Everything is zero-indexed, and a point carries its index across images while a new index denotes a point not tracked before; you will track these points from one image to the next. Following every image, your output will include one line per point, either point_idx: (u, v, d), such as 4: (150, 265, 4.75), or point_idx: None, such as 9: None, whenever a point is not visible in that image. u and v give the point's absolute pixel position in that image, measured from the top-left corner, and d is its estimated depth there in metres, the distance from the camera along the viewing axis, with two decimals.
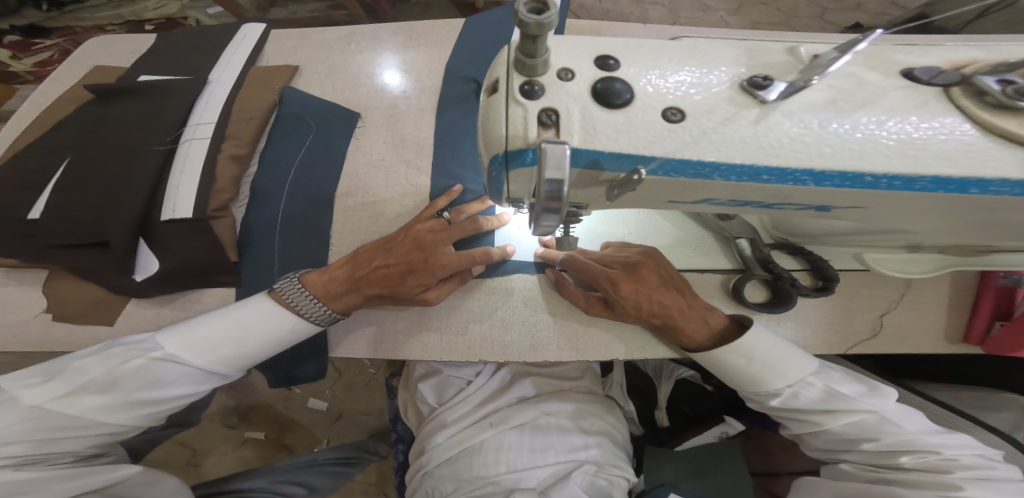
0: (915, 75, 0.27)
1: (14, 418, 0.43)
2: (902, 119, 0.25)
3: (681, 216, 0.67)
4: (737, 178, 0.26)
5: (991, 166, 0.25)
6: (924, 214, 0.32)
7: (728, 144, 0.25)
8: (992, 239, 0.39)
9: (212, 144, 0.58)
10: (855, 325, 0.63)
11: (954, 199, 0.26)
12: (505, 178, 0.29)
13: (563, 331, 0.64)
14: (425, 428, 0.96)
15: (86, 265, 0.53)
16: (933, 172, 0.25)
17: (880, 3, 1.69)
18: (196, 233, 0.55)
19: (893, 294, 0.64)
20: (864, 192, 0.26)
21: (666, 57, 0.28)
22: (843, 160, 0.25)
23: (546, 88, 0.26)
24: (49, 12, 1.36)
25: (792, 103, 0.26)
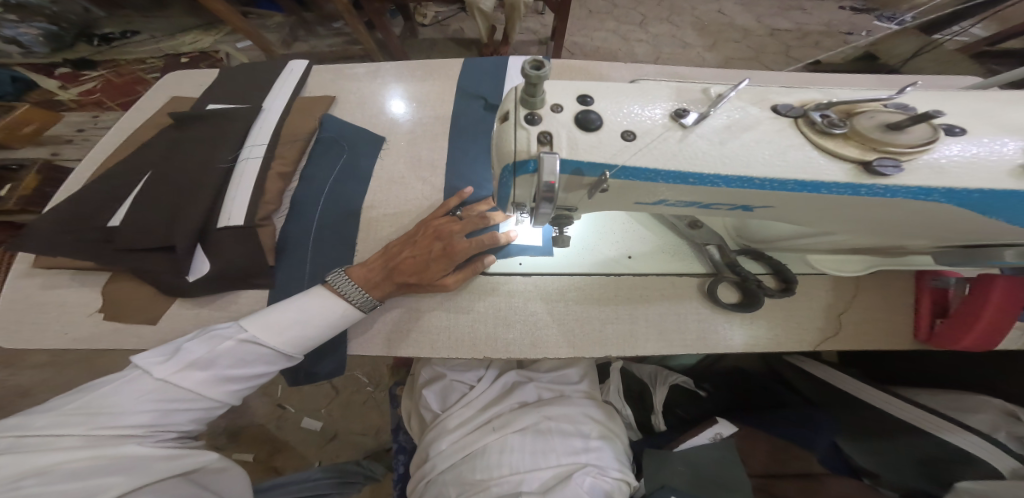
0: (777, 110, 0.38)
1: (148, 390, 0.53)
2: (775, 139, 0.36)
3: (661, 227, 0.78)
4: (673, 181, 0.36)
5: (826, 173, 0.35)
6: (834, 214, 0.42)
7: (663, 157, 0.35)
8: (893, 239, 0.49)
9: (264, 162, 0.68)
10: (817, 324, 0.71)
11: (819, 197, 0.37)
12: (513, 183, 0.39)
13: (562, 328, 0.72)
14: (429, 433, 1.01)
15: (149, 266, 0.62)
16: (794, 177, 0.35)
17: (834, 41, 1.91)
18: (246, 238, 0.64)
19: (846, 295, 0.73)
20: (758, 193, 0.37)
21: (626, 94, 0.38)
22: (736, 168, 0.35)
23: (543, 117, 0.36)
24: (98, 47, 1.58)
25: (704, 128, 0.36)
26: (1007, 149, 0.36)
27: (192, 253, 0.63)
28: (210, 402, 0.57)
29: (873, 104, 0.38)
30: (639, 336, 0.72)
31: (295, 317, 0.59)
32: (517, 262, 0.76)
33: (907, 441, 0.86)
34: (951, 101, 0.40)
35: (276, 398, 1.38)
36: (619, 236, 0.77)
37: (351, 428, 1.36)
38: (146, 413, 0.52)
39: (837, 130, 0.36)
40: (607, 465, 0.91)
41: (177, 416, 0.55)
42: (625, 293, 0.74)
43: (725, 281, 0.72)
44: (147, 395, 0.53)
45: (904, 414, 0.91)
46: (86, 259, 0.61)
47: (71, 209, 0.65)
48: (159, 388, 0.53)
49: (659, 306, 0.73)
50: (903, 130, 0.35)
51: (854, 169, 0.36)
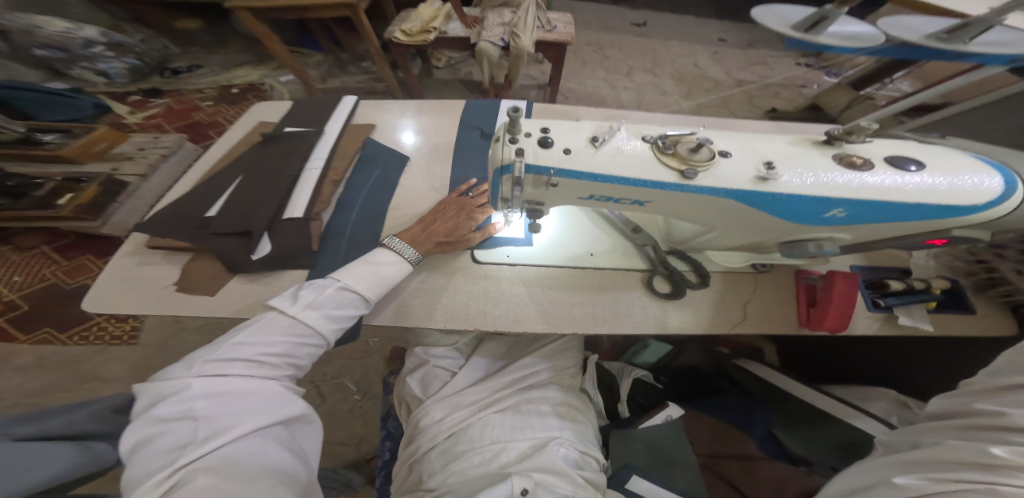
0: (649, 138, 0.61)
1: (283, 325, 0.70)
2: (651, 158, 0.59)
3: (614, 232, 1.00)
4: (591, 179, 0.59)
5: (665, 175, 0.58)
6: (704, 210, 0.63)
7: (586, 164, 0.58)
8: (755, 238, 0.70)
9: (321, 173, 0.92)
10: (732, 311, 0.90)
11: (664, 193, 0.60)
12: (499, 180, 0.61)
13: (537, 307, 0.90)
14: (415, 413, 1.14)
15: (226, 248, 0.81)
16: (654, 179, 0.58)
17: (790, 93, 2.25)
18: (304, 225, 0.85)
19: (751, 287, 0.94)
20: (641, 189, 0.59)
21: (569, 126, 0.61)
22: (624, 174, 0.58)
23: (519, 139, 0.59)
24: (167, 79, 2.38)
25: (611, 148, 0.59)
26: (757, 168, 0.59)
27: (259, 237, 0.81)
28: (319, 340, 0.73)
29: (691, 138, 0.61)
30: (599, 318, 0.89)
31: (371, 268, 0.78)
32: (505, 254, 0.98)
33: (832, 430, 1.03)
34: (756, 138, 0.63)
35: None
36: (582, 238, 0.99)
37: (334, 438, 1.52)
38: (279, 347, 0.69)
39: (666, 150, 0.59)
40: (579, 442, 1.04)
41: (300, 348, 0.71)
42: (587, 281, 0.95)
43: (659, 275, 0.94)
44: (281, 329, 0.70)
45: (820, 403, 1.09)
46: (184, 238, 0.82)
47: (178, 204, 0.88)
48: (289, 324, 0.70)
49: (612, 293, 0.93)
50: (699, 152, 0.58)
51: (677, 175, 0.58)
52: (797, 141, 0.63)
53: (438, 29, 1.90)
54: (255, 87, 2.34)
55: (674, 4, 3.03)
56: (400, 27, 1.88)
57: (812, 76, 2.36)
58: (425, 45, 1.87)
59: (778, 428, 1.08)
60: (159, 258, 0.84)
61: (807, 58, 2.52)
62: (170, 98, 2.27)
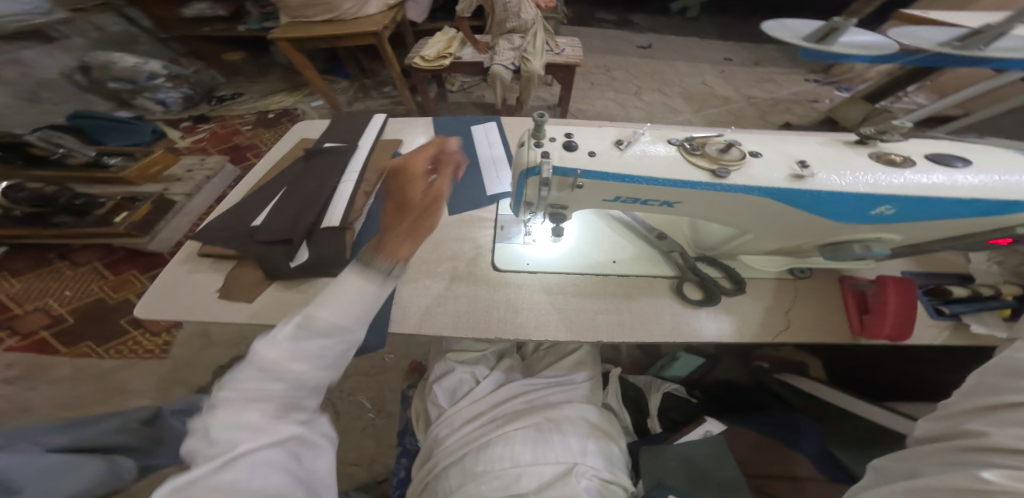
0: (674, 141, 0.63)
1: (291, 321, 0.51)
2: (676, 159, 0.61)
3: (638, 239, 1.01)
4: (619, 179, 0.60)
5: (694, 174, 0.60)
6: (731, 211, 0.64)
7: (611, 164, 0.60)
8: (783, 239, 0.71)
9: (356, 184, 0.98)
10: (770, 320, 0.88)
11: (695, 193, 0.61)
12: (525, 184, 0.64)
13: (560, 315, 0.90)
14: (437, 425, 1.13)
15: (269, 254, 0.85)
16: (681, 178, 0.60)
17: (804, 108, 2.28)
18: (341, 232, 0.89)
19: (787, 296, 0.92)
20: (669, 188, 0.60)
21: (592, 131, 0.64)
22: (651, 173, 0.60)
23: (544, 143, 0.62)
24: (215, 107, 2.61)
25: (637, 150, 0.61)
26: (791, 167, 0.61)
27: (298, 244, 0.85)
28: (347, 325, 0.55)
29: (718, 139, 0.63)
30: (625, 325, 0.88)
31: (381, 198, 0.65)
32: (525, 262, 0.98)
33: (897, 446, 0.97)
34: (787, 141, 0.66)
35: None
36: (606, 246, 1.00)
37: (346, 456, 1.49)
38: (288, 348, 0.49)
39: (695, 151, 0.61)
40: (601, 468, 0.99)
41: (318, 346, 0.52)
42: (611, 288, 0.95)
43: (688, 282, 0.93)
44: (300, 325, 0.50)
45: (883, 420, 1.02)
46: (232, 246, 0.88)
47: (227, 215, 0.94)
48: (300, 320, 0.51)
49: (638, 300, 0.92)
50: (730, 152, 0.60)
51: (710, 175, 0.60)
52: (831, 143, 0.66)
53: (454, 55, 2.02)
54: (290, 112, 2.51)
55: (679, 27, 3.14)
56: (419, 53, 1.99)
57: (824, 91, 2.40)
58: (442, 69, 1.98)
59: (838, 449, 1.02)
60: (207, 265, 0.88)
61: (814, 75, 2.57)
62: (217, 123, 2.45)
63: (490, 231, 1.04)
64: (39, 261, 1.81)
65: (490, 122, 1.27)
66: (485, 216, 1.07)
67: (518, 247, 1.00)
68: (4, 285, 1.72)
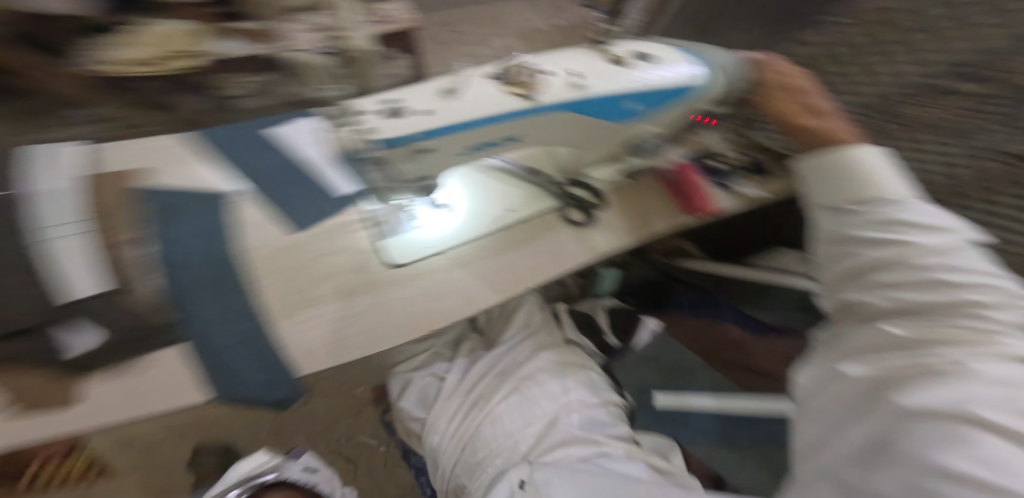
0: (463, 74, 0.61)
1: None
2: (485, 93, 0.57)
3: (518, 182, 0.95)
4: (436, 134, 0.55)
5: (497, 106, 0.57)
6: (542, 130, 0.64)
7: (418, 122, 0.55)
8: (594, 145, 0.72)
9: (85, 224, 0.64)
10: (631, 221, 0.97)
11: (523, 120, 0.59)
12: (358, 166, 0.63)
13: (477, 280, 0.85)
14: (426, 439, 1.10)
15: (21, 351, 0.62)
16: (496, 111, 0.57)
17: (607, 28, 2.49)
18: (114, 299, 0.63)
19: (647, 193, 1.01)
20: (488, 125, 0.57)
21: (391, 91, 0.60)
22: (452, 116, 0.55)
23: (348, 118, 0.59)
24: None
25: (429, 97, 0.58)
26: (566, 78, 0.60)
27: (66, 330, 0.62)
28: None
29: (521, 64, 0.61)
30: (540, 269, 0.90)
31: None
32: (427, 244, 0.84)
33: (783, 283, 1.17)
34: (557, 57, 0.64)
35: None
36: (499, 196, 0.92)
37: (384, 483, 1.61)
38: None
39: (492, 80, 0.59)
40: (589, 397, 1.05)
41: None
42: (513, 239, 0.90)
43: (570, 209, 0.95)
44: None
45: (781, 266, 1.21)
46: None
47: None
48: None
49: (539, 242, 0.92)
50: (536, 79, 0.59)
51: (523, 99, 0.58)
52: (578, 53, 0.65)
53: None
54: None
55: None
56: None
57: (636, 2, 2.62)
58: None
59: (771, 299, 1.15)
60: None
61: None
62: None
63: (365, 232, 0.82)
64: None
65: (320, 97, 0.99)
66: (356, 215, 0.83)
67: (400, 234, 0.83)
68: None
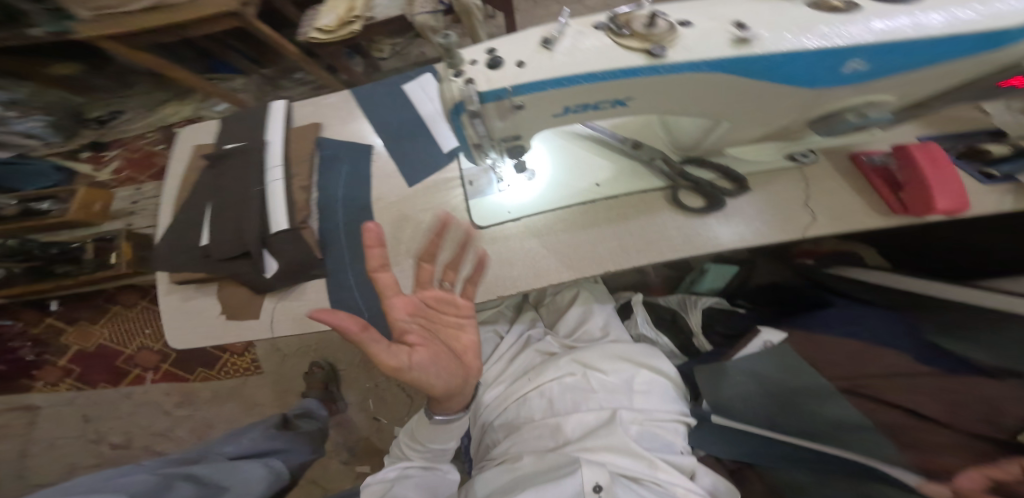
0: (598, 26, 0.57)
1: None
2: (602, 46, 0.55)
3: (614, 156, 0.88)
4: (569, 82, 0.55)
5: (632, 60, 0.53)
6: (690, 92, 0.59)
7: (558, 67, 0.54)
8: (756, 109, 0.63)
9: (286, 181, 0.87)
10: (789, 213, 0.77)
11: (637, 82, 0.55)
12: (461, 121, 0.61)
13: (557, 255, 0.81)
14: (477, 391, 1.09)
15: (240, 271, 0.82)
16: (615, 67, 0.53)
17: None
18: (293, 239, 0.83)
19: (801, 183, 0.81)
20: (626, 80, 0.55)
21: (522, 41, 0.58)
22: (608, 61, 0.54)
23: (496, 62, 0.56)
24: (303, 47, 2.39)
25: (564, 45, 0.56)
26: (731, 30, 0.53)
27: (262, 255, 0.82)
28: None
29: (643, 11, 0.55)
30: (654, 250, 0.79)
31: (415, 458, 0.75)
32: (506, 211, 0.86)
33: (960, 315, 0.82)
34: (722, 3, 0.58)
35: (370, 411, 1.68)
36: (585, 169, 0.87)
37: None
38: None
39: (620, 32, 0.55)
40: (649, 409, 0.92)
41: None
42: (603, 215, 0.84)
43: (682, 190, 0.82)
44: None
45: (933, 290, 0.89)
46: (205, 271, 0.84)
47: (173, 242, 0.88)
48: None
49: (636, 220, 0.82)
50: (657, 24, 0.53)
51: (646, 57, 0.53)
52: None
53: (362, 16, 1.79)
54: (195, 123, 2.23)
55: None
56: (316, 25, 1.80)
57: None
58: (354, 36, 1.81)
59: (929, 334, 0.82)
60: (195, 291, 0.87)
61: None
62: (121, 148, 2.18)
63: (460, 191, 0.91)
64: (99, 308, 1.87)
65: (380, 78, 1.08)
66: (450, 176, 0.93)
67: (484, 214, 0.86)
68: (94, 332, 1.83)
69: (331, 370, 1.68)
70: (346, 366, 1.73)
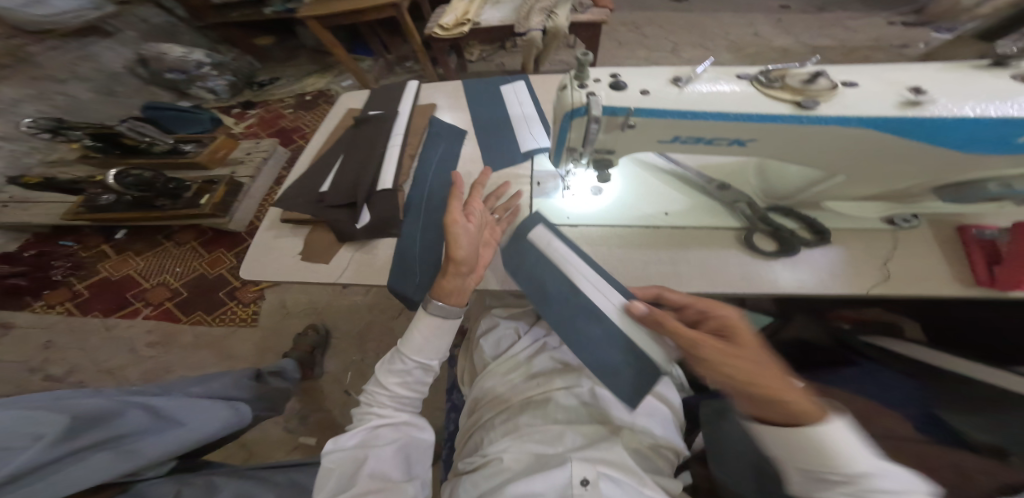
0: (742, 76, 0.65)
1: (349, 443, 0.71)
2: (734, 92, 0.62)
3: (694, 191, 0.93)
4: (719, 118, 0.62)
5: (779, 110, 0.61)
6: (820, 147, 0.65)
7: (691, 102, 0.62)
8: (879, 169, 0.68)
9: (400, 149, 1.01)
10: (865, 271, 0.79)
11: (777, 127, 0.61)
12: (570, 126, 0.68)
13: (607, 267, 0.84)
14: (478, 382, 0.99)
15: (337, 216, 0.91)
16: (757, 112, 0.61)
17: (886, 55, 2.48)
18: (390, 199, 0.92)
19: (889, 245, 0.82)
20: (760, 124, 0.61)
21: (651, 74, 0.66)
22: (749, 108, 0.61)
23: (621, 85, 0.64)
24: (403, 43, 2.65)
25: (693, 85, 0.64)
26: (905, 95, 0.59)
27: (360, 207, 0.90)
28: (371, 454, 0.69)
29: (800, 69, 0.63)
30: (722, 279, 0.80)
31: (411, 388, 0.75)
32: (563, 216, 0.91)
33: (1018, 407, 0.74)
34: (894, 69, 0.65)
35: (343, 385, 1.69)
36: (655, 198, 0.92)
37: None
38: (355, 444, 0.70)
39: (767, 84, 0.62)
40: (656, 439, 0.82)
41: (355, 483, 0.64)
42: (664, 240, 0.87)
43: (759, 233, 0.85)
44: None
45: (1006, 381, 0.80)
46: (308, 212, 0.93)
47: (299, 184, 1.00)
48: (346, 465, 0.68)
49: (704, 250, 0.85)
50: (817, 82, 0.60)
51: (793, 106, 0.60)
52: (956, 67, 0.64)
53: (472, 21, 2.06)
54: (325, 93, 2.66)
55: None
56: (438, 23, 2.09)
57: (799, 57, 2.56)
58: (461, 37, 2.06)
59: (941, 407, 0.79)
60: (290, 231, 0.92)
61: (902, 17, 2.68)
62: (262, 108, 2.64)
63: (527, 187, 0.97)
64: (153, 242, 2.11)
65: (481, 81, 1.24)
66: (521, 173, 1.00)
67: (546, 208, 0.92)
68: (132, 263, 2.04)
69: (323, 336, 1.76)
70: (339, 335, 1.82)
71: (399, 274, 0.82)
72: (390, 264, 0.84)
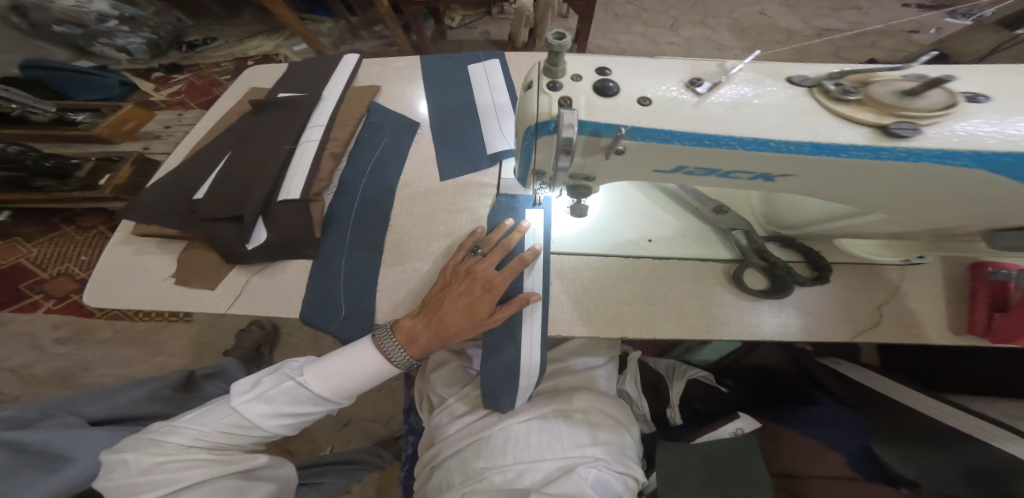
0: (794, 80, 0.48)
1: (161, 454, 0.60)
2: (756, 104, 0.45)
3: (683, 212, 0.77)
4: (746, 146, 0.45)
5: (842, 137, 0.44)
6: (846, 183, 0.50)
7: (696, 120, 0.45)
8: (921, 208, 0.53)
9: (321, 145, 0.81)
10: (859, 315, 0.68)
11: (831, 161, 0.45)
12: (534, 145, 0.50)
13: (577, 305, 0.68)
14: (435, 418, 0.85)
15: (220, 232, 0.71)
16: (802, 139, 0.44)
17: (893, 42, 2.30)
18: (301, 210, 0.73)
19: (889, 286, 0.71)
20: (771, 154, 0.45)
21: (651, 74, 0.48)
22: (782, 131, 0.44)
23: (612, 89, 0.46)
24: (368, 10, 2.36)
25: (715, 94, 0.47)
26: None
27: (255, 223, 0.71)
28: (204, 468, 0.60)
29: (890, 75, 0.47)
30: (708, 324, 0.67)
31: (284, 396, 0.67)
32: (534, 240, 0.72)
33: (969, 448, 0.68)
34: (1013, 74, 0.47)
35: None
36: (637, 219, 0.77)
37: (365, 416, 1.61)
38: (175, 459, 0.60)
39: (849, 96, 0.45)
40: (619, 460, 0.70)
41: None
42: (643, 273, 0.71)
43: (752, 267, 0.70)
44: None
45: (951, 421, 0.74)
46: (179, 225, 0.73)
47: (168, 185, 0.79)
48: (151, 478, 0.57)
49: (686, 285, 0.70)
50: (918, 97, 0.43)
51: (875, 131, 0.44)
52: None
53: None
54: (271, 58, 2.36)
55: None
56: None
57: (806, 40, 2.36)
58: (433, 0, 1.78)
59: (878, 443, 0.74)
60: (155, 246, 0.75)
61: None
62: (190, 73, 2.32)
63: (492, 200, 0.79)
64: (47, 225, 1.82)
65: (439, 56, 1.02)
66: (485, 180, 0.81)
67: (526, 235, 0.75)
68: (20, 249, 1.77)
69: (271, 331, 1.61)
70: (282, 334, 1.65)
71: (314, 301, 0.68)
72: (304, 296, 0.68)
